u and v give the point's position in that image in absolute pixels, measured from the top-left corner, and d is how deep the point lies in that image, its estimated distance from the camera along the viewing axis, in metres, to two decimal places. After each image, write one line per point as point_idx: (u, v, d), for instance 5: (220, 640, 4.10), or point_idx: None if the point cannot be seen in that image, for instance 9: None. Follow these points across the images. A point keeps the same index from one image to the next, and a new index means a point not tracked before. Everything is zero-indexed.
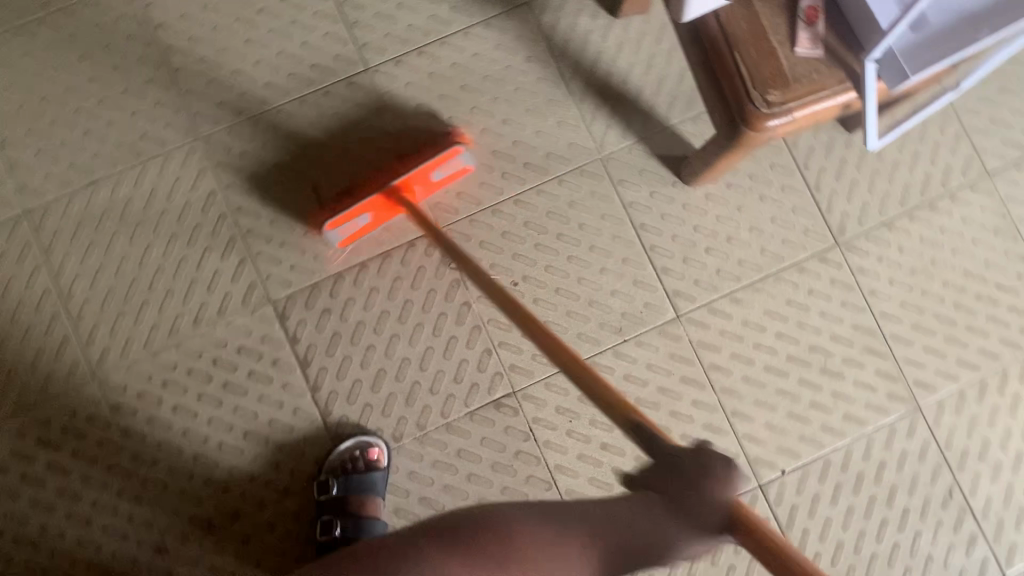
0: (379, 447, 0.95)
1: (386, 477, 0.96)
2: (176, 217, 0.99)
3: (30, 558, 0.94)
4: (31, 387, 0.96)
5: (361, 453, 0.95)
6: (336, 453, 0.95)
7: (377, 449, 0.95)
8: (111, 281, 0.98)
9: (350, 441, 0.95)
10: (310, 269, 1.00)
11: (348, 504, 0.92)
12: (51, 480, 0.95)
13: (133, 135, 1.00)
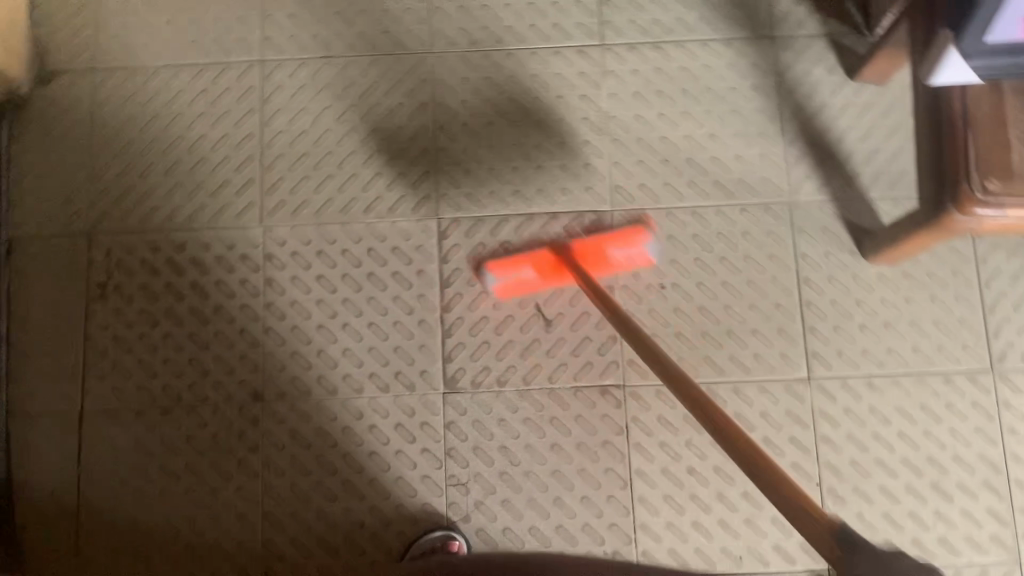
0: (460, 541, 0.95)
1: None
2: (385, 114, 1.06)
3: (144, 357, 1.01)
4: (205, 211, 1.04)
5: (442, 546, 0.95)
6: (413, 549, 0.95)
7: (457, 543, 0.95)
8: (308, 147, 1.05)
9: (431, 534, 0.95)
10: (483, 203, 1.04)
11: None
12: (190, 298, 1.02)
13: (376, 30, 1.08)
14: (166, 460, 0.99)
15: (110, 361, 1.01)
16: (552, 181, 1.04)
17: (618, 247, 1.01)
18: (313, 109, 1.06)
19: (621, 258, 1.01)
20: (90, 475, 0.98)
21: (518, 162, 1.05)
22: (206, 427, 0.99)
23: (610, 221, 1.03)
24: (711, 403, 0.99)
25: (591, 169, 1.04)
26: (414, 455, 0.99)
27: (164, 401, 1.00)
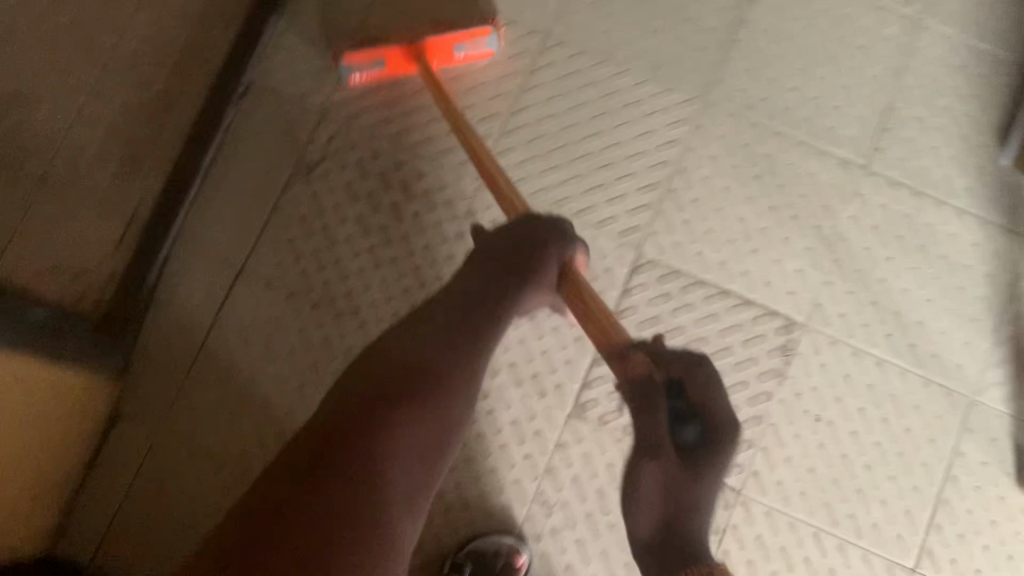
0: (524, 556, 0.95)
1: None
2: (636, 133, 1.04)
3: (318, 248, 1.02)
4: (434, 144, 1.04)
5: (505, 554, 0.94)
6: (479, 543, 0.95)
7: (521, 557, 0.95)
8: (552, 130, 1.05)
9: (499, 537, 0.95)
10: (686, 258, 1.01)
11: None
12: (383, 215, 1.03)
13: (661, 53, 1.07)
14: (294, 350, 0.99)
15: (287, 238, 1.02)
16: (758, 268, 1.02)
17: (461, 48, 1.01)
18: (573, 98, 1.05)
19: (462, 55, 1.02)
20: (224, 330, 1.00)
21: (736, 237, 1.02)
22: (343, 339, 1.00)
23: (797, 332, 1.01)
24: (812, 547, 0.96)
25: (801, 275, 1.02)
26: (516, 457, 0.98)
27: (318, 297, 1.01)
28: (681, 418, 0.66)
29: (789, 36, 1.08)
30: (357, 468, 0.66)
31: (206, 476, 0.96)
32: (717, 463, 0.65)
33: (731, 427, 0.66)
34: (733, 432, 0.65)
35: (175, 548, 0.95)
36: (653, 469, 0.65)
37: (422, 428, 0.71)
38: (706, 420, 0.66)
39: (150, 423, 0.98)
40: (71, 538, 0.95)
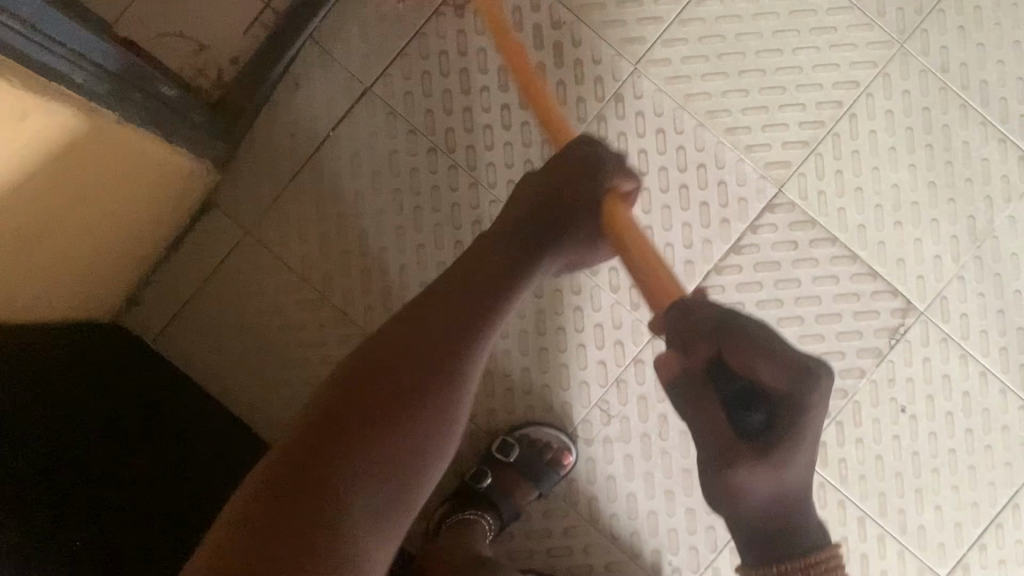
0: (572, 458, 0.94)
1: (555, 481, 0.94)
2: (816, 62, 0.96)
3: (451, 90, 0.96)
4: (601, 12, 0.96)
5: (554, 449, 0.93)
6: (532, 432, 0.94)
7: (568, 457, 0.94)
8: (729, 33, 0.96)
9: (554, 432, 0.94)
10: (826, 212, 0.96)
11: (513, 468, 0.92)
12: (527, 74, 0.96)
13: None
14: (402, 187, 0.96)
15: (422, 70, 0.96)
16: (896, 242, 0.96)
17: None
18: (761, 5, 0.96)
19: None
20: (335, 148, 0.96)
21: (884, 202, 0.96)
22: (454, 192, 0.96)
23: (912, 319, 0.96)
24: (852, 529, 0.95)
25: (937, 262, 0.96)
26: (590, 359, 0.96)
27: (438, 141, 0.96)
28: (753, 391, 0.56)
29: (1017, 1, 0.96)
30: (370, 407, 0.60)
31: (284, 289, 0.95)
32: (795, 429, 0.54)
33: (797, 369, 0.53)
34: (774, 369, 0.53)
35: (239, 348, 0.95)
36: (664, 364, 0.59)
37: (443, 334, 0.65)
38: (771, 401, 0.56)
39: (242, 219, 0.95)
40: (141, 309, 0.95)
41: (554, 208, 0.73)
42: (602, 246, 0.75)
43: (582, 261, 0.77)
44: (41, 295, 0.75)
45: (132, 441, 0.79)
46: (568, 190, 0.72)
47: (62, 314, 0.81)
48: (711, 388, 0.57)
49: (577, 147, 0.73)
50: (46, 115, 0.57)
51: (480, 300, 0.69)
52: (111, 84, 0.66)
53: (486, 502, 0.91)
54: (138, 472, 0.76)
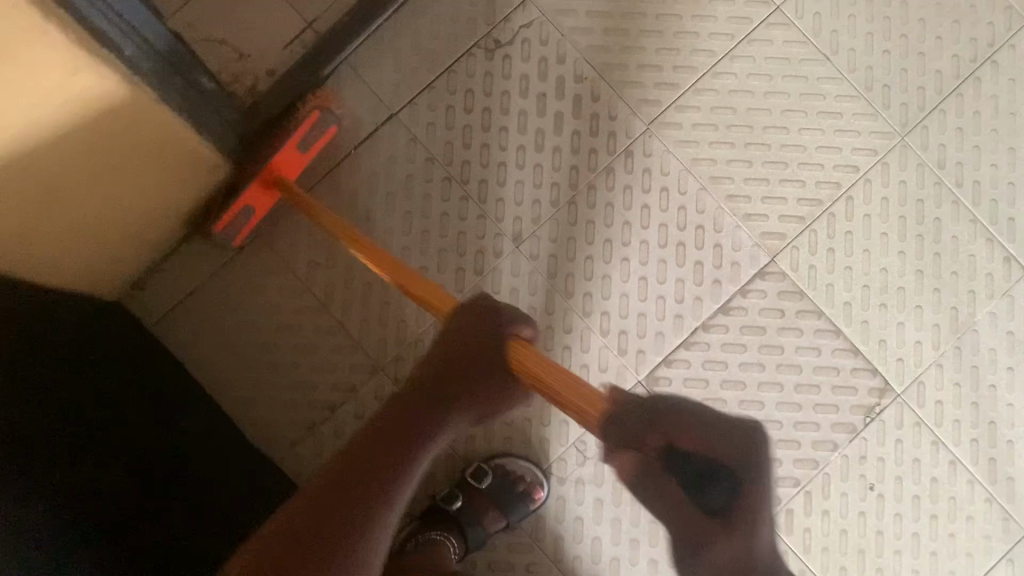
0: (545, 494, 0.96)
1: (525, 514, 0.96)
2: (819, 144, 1.01)
3: (472, 126, 1.01)
4: (622, 71, 1.01)
5: (528, 482, 0.95)
6: (509, 464, 0.96)
7: (541, 493, 0.96)
8: (741, 106, 1.01)
9: (530, 465, 0.96)
10: (816, 285, 0.99)
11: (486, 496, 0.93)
12: (544, 120, 1.01)
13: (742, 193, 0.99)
14: (412, 212, 1.00)
15: (446, 104, 1.01)
16: (879, 323, 0.99)
17: (309, 149, 0.93)
18: (773, 84, 1.01)
19: (317, 143, 0.94)
20: (354, 166, 1.00)
21: (871, 283, 1.00)
22: (461, 222, 1.00)
23: (888, 400, 0.98)
24: None
25: (917, 347, 0.99)
26: None
27: (452, 172, 1.00)
28: (710, 472, 0.53)
29: (1013, 112, 1.02)
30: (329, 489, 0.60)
31: (286, 295, 0.99)
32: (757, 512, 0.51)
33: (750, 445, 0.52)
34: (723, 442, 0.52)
35: (234, 345, 0.98)
36: (618, 470, 0.56)
37: (392, 435, 0.64)
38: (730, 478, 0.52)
39: (255, 223, 0.99)
40: (146, 295, 0.98)
41: (458, 363, 0.67)
42: (520, 394, 0.68)
43: (488, 411, 0.69)
44: (48, 257, 0.78)
45: (127, 397, 0.81)
46: (458, 344, 0.68)
47: (63, 283, 0.83)
48: (661, 488, 0.54)
49: (469, 309, 0.69)
50: (90, 74, 0.61)
51: (412, 426, 0.65)
52: (154, 62, 0.70)
53: (454, 525, 0.92)
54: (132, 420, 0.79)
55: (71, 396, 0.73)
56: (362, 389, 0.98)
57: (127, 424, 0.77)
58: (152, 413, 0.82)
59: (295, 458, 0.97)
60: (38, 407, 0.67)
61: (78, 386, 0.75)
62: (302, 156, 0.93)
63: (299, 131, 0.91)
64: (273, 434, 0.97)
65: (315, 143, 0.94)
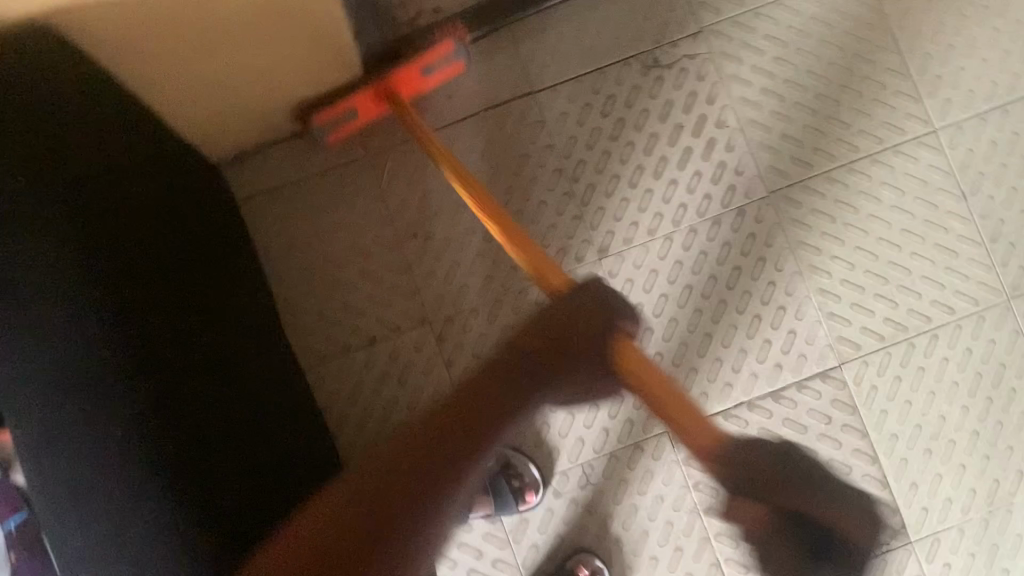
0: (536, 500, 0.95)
1: (510, 511, 0.95)
2: (925, 273, 0.99)
3: (602, 130, 1.01)
4: (763, 133, 1.01)
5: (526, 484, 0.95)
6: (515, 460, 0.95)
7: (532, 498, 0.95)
8: (863, 209, 1.00)
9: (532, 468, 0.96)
10: (870, 406, 0.98)
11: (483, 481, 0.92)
12: (672, 151, 1.00)
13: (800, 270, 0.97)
14: (516, 189, 1.00)
15: (586, 101, 1.01)
16: (918, 466, 0.97)
17: (429, 70, 0.95)
18: (903, 200, 1.00)
19: (432, 76, 0.96)
20: (478, 125, 1.01)
21: (925, 425, 0.98)
22: (557, 215, 1.00)
23: (898, 543, 0.96)
24: None
25: (946, 504, 0.96)
26: (597, 422, 0.97)
27: (567, 166, 1.00)
28: None
29: None
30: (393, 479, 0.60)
31: (370, 220, 1.00)
32: None
33: None
34: None
35: (305, 249, 0.99)
36: None
37: (448, 448, 0.63)
38: None
39: (368, 142, 1.01)
40: (243, 169, 1.00)
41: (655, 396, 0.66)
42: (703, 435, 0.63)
43: (664, 434, 0.57)
44: (178, 92, 0.79)
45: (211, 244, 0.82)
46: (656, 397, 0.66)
47: (180, 123, 0.85)
48: None
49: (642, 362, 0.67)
50: None
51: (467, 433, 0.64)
52: None
53: None
54: (213, 267, 0.80)
55: (173, 221, 0.75)
56: (405, 334, 0.99)
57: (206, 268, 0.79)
58: (226, 269, 0.84)
59: (319, 374, 0.97)
60: (132, 210, 0.67)
61: (179, 218, 0.77)
62: (419, 78, 0.95)
63: (433, 54, 0.93)
64: (307, 343, 0.98)
65: (433, 73, 0.96)
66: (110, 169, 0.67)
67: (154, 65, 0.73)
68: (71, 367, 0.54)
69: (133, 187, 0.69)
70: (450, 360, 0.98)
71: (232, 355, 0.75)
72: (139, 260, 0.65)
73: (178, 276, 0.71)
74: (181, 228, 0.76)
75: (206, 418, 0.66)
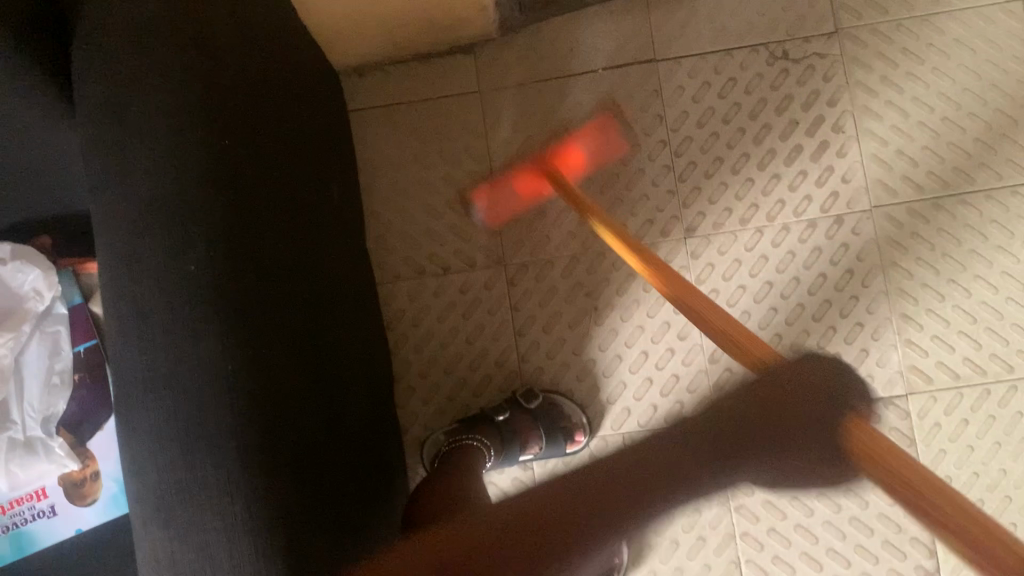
0: (582, 439, 0.95)
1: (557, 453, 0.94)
2: (1016, 321, 0.95)
3: (715, 112, 1.00)
4: (878, 147, 0.98)
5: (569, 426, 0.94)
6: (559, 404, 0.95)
7: (578, 438, 0.95)
8: (966, 244, 0.96)
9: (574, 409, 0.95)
10: (930, 443, 0.94)
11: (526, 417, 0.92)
12: (780, 146, 0.99)
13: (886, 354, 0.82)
14: (619, 153, 1.00)
15: (706, 79, 1.00)
16: None
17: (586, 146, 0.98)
18: (1010, 243, 0.96)
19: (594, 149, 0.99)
20: (594, 83, 1.01)
21: (983, 475, 0.94)
22: (652, 186, 1.00)
23: None
24: None
25: None
26: (647, 396, 0.97)
27: (672, 140, 1.00)
28: None
29: None
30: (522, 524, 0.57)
31: (470, 153, 1.02)
32: None
33: None
34: None
35: (403, 169, 1.02)
36: None
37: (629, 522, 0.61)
38: None
39: (484, 79, 1.02)
40: (360, 80, 1.03)
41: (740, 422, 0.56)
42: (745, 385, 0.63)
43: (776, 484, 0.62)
44: None
45: (318, 137, 0.85)
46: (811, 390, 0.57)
47: (318, 25, 0.90)
48: None
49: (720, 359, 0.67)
50: None
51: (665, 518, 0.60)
52: None
53: (492, 434, 0.89)
54: (315, 160, 0.83)
55: (290, 107, 0.78)
56: (478, 271, 1.00)
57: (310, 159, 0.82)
58: (325, 164, 0.86)
59: (390, 290, 1.00)
60: (260, 81, 0.70)
61: (297, 105, 0.80)
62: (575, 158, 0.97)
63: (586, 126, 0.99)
64: (386, 259, 1.00)
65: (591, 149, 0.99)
66: (256, 52, 0.71)
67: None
68: (179, 195, 0.60)
69: (268, 70, 0.73)
70: (516, 305, 1.00)
71: (317, 243, 0.78)
72: (260, 133, 0.68)
73: (288, 159, 0.74)
74: (297, 117, 0.79)
75: (298, 337, 0.67)
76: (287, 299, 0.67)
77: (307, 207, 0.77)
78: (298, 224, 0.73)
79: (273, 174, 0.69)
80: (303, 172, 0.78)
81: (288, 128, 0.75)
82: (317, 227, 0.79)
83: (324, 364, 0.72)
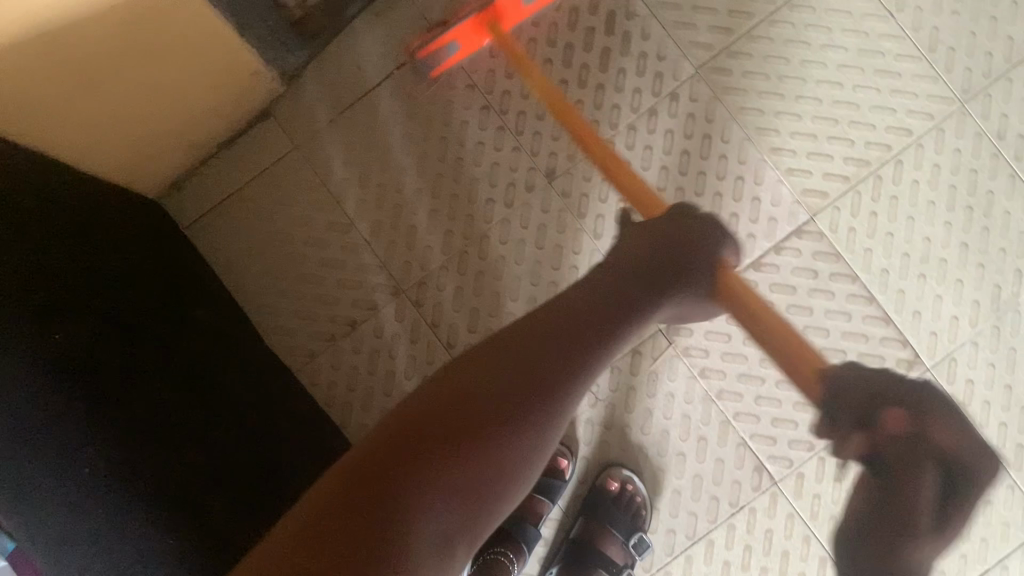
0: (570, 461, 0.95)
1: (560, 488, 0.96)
2: (873, 103, 0.97)
3: None
4: (676, 12, 0.99)
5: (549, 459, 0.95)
6: None
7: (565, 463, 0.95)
8: (795, 58, 0.98)
9: None
10: (853, 249, 0.96)
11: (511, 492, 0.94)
12: (590, 56, 0.99)
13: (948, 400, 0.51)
14: (451, 138, 0.99)
15: None
16: (916, 295, 0.96)
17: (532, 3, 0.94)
18: (831, 38, 0.98)
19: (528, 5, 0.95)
20: (396, 85, 1.00)
21: (911, 252, 0.96)
22: (497, 152, 0.99)
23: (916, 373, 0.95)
24: (812, 566, 0.94)
25: (953, 323, 0.95)
26: None
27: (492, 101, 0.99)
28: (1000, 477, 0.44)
29: None
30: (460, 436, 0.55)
31: (318, 207, 1.00)
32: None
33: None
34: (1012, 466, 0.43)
35: (267, 254, 1.00)
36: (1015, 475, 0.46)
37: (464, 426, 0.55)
38: None
39: (295, 135, 1.00)
40: (183, 195, 1.00)
41: None
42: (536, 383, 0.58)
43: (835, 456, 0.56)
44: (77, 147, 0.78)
45: (156, 281, 0.83)
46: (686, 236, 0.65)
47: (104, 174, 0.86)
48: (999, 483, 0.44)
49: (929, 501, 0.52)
50: None
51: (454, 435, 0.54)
52: None
53: None
54: (161, 303, 0.81)
55: (104, 273, 0.75)
56: (382, 310, 0.99)
57: (157, 306, 0.79)
58: (178, 302, 0.84)
59: (312, 369, 0.99)
60: (54, 273, 0.68)
61: (113, 265, 0.77)
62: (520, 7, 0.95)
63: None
64: (293, 343, 0.99)
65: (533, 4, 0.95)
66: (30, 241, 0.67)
67: (56, 119, 0.72)
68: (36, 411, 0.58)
69: (56, 252, 0.69)
70: (433, 322, 0.99)
71: (202, 378, 0.77)
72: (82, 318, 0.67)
73: (126, 325, 0.72)
74: (118, 278, 0.77)
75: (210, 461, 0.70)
76: (149, 410, 0.67)
77: (161, 353, 0.74)
78: (145, 371, 0.70)
79: (115, 350, 0.68)
80: (153, 325, 0.76)
81: (111, 298, 0.73)
82: (185, 366, 0.76)
83: (204, 455, 0.70)
